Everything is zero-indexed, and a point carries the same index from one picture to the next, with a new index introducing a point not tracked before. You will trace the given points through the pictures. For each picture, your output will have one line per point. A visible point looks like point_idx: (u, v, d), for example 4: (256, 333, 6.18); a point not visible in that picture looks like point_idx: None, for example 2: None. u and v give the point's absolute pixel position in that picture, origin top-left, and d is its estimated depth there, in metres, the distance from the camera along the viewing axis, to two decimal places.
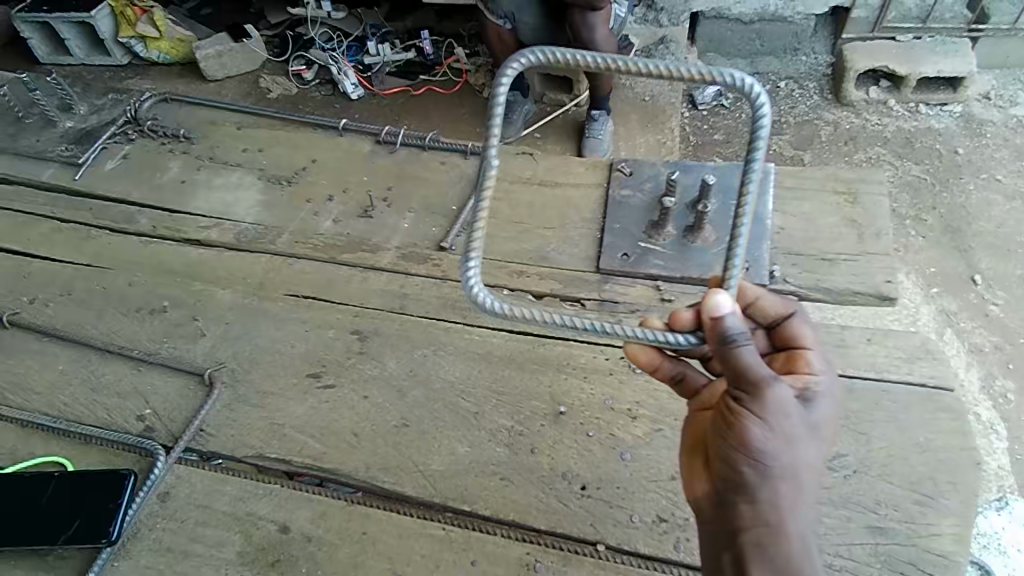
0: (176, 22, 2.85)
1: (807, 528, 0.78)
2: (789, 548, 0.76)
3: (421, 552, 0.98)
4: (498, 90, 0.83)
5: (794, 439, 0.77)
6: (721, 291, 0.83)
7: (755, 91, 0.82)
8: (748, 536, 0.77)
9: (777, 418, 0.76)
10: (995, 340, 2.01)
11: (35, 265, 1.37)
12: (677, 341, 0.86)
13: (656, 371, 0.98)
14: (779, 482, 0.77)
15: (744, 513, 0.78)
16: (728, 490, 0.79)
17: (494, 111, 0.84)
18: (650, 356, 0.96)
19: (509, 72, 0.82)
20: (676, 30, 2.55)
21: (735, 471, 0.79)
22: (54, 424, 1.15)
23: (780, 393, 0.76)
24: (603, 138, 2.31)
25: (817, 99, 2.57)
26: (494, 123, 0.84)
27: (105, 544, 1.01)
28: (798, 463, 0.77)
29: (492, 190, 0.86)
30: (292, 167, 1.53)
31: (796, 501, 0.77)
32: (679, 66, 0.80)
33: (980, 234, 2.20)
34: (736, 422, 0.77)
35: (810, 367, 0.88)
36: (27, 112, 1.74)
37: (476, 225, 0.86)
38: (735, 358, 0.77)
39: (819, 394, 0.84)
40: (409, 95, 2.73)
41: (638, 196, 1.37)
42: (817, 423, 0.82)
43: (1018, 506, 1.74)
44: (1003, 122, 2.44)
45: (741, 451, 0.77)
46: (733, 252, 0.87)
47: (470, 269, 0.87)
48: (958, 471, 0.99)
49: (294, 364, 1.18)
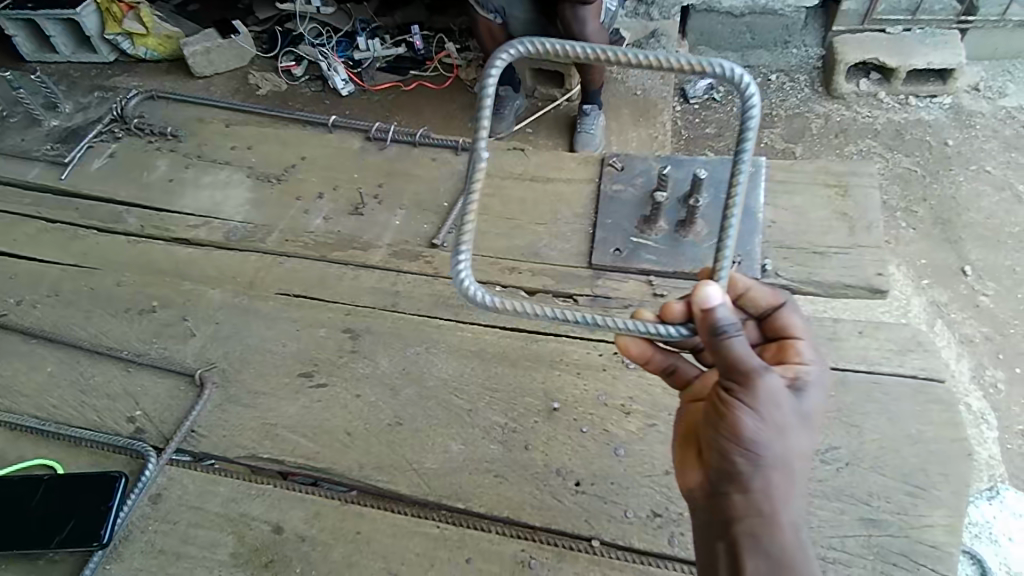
0: (163, 19, 2.83)
1: (799, 516, 0.78)
2: (782, 538, 0.76)
3: (414, 551, 0.98)
4: (487, 82, 0.83)
5: (785, 429, 0.77)
6: (711, 281, 0.82)
7: (744, 82, 0.82)
8: (742, 526, 0.77)
9: (769, 408, 0.76)
10: (985, 330, 2.02)
11: (22, 266, 1.36)
12: (668, 333, 0.86)
13: (648, 364, 0.97)
14: (772, 472, 0.77)
15: (738, 502, 0.78)
16: (720, 480, 0.79)
17: (484, 100, 0.83)
18: (641, 347, 0.96)
19: (498, 63, 0.82)
20: (667, 24, 2.55)
21: (726, 460, 0.78)
22: (42, 426, 1.14)
23: (772, 383, 0.76)
24: (595, 133, 2.30)
25: (808, 92, 2.57)
26: (484, 114, 0.83)
27: (96, 547, 1.01)
28: (789, 453, 0.77)
29: (481, 183, 0.86)
30: (281, 164, 1.52)
31: (789, 490, 0.77)
32: (668, 55, 0.81)
33: (971, 225, 2.21)
34: (728, 413, 0.77)
35: (800, 357, 0.88)
36: (11, 111, 1.71)
37: (466, 219, 0.86)
38: (727, 349, 0.76)
39: (810, 383, 0.84)
40: (400, 91, 2.72)
41: (630, 190, 1.37)
42: (809, 412, 0.81)
43: (1010, 495, 1.75)
44: (992, 114, 2.45)
45: (732, 441, 0.77)
46: (724, 244, 0.87)
47: (461, 263, 0.87)
48: (950, 462, 0.99)
49: (286, 363, 1.18)
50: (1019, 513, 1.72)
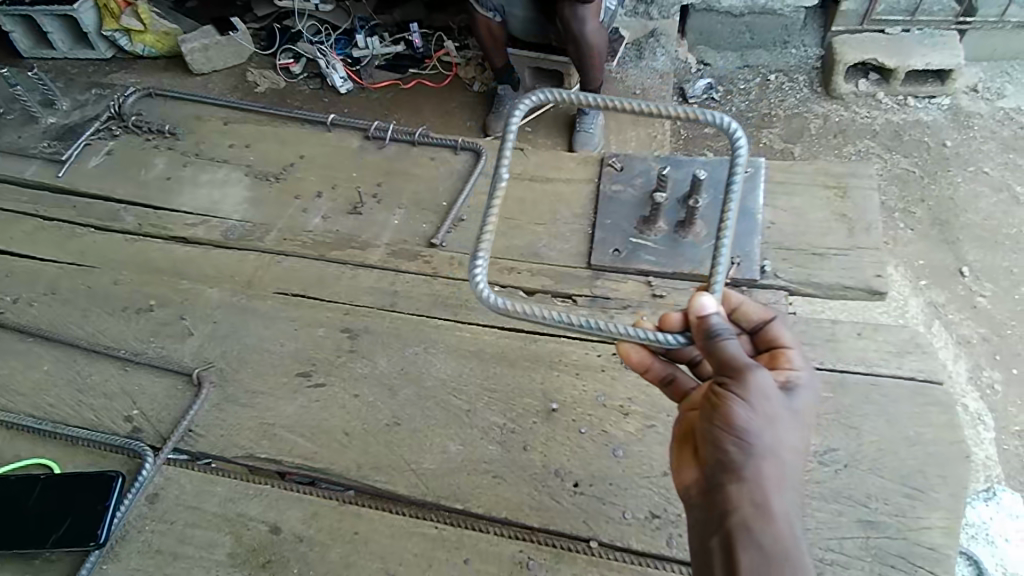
0: (162, 15, 2.82)
1: (792, 511, 0.75)
2: (775, 529, 0.73)
3: (413, 552, 0.98)
4: (512, 120, 0.97)
5: (776, 421, 0.77)
6: (707, 293, 0.88)
7: (731, 128, 0.95)
8: (736, 518, 0.75)
9: (759, 399, 0.77)
10: (982, 331, 2.02)
11: (19, 264, 1.35)
12: (666, 340, 0.87)
13: (647, 373, 0.97)
14: (764, 461, 0.76)
15: (731, 494, 0.76)
16: (715, 473, 0.78)
17: (507, 136, 0.97)
18: (641, 354, 0.96)
19: (522, 106, 0.96)
20: (667, 23, 2.59)
21: (721, 451, 0.78)
22: (39, 425, 1.13)
23: (762, 377, 0.78)
24: (594, 132, 2.31)
25: (807, 92, 2.56)
26: (507, 146, 0.96)
27: (93, 547, 1.00)
28: (780, 445, 0.77)
29: (501, 199, 0.94)
30: (280, 162, 1.52)
31: (781, 483, 0.76)
32: (663, 105, 0.96)
33: (969, 226, 2.21)
34: (721, 403, 0.78)
35: (791, 363, 0.88)
36: (8, 108, 1.69)
37: (487, 227, 0.92)
38: (720, 349, 0.81)
39: (800, 386, 0.84)
40: (398, 90, 2.71)
41: (629, 190, 1.37)
42: (800, 411, 0.81)
43: (1006, 497, 1.76)
44: (990, 115, 2.45)
45: (726, 430, 0.77)
46: (718, 258, 0.93)
47: (477, 267, 0.90)
48: (949, 464, 0.99)
49: (284, 363, 1.17)
50: (1014, 514, 1.72)
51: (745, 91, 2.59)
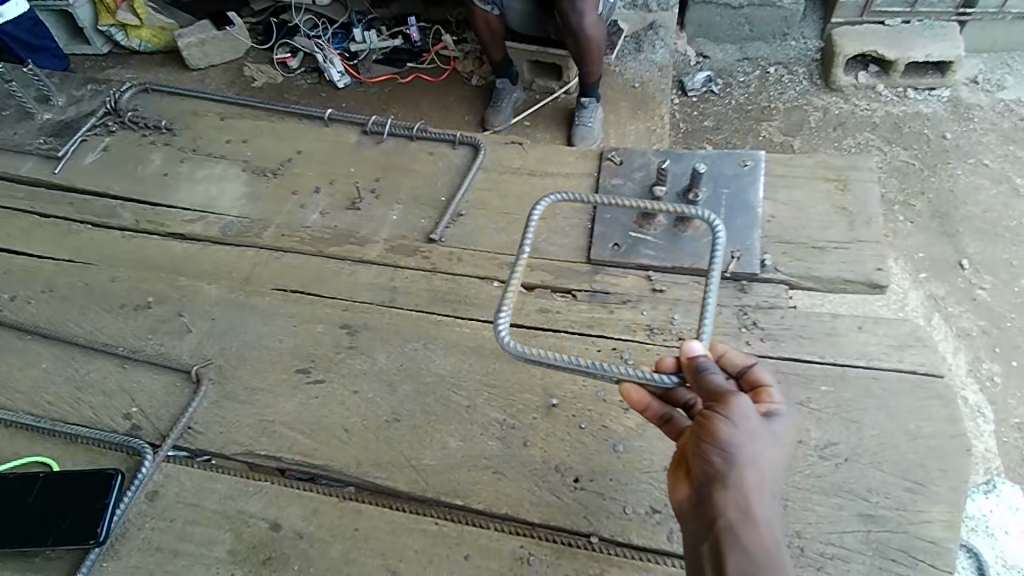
0: (158, 10, 2.81)
1: (776, 517, 0.75)
2: (760, 535, 0.73)
3: (413, 548, 0.97)
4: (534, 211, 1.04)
5: (758, 436, 0.78)
6: (698, 339, 0.89)
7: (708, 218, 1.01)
8: (722, 525, 0.74)
9: (741, 418, 0.78)
10: (982, 324, 2.02)
11: (16, 261, 1.35)
12: (662, 380, 0.89)
13: (646, 412, 0.93)
14: (748, 472, 0.76)
15: (718, 502, 0.75)
16: (702, 484, 0.77)
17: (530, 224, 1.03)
18: (641, 394, 0.92)
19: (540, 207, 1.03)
20: (666, 15, 2.55)
21: (707, 464, 0.77)
22: (37, 423, 1.13)
23: (745, 400, 0.79)
24: (593, 126, 2.30)
25: (807, 84, 2.56)
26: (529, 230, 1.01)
27: (93, 545, 1.00)
28: (761, 457, 0.77)
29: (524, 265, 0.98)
30: (277, 158, 1.51)
31: (765, 493, 0.75)
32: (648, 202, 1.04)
33: (968, 218, 2.21)
34: (706, 422, 0.78)
35: (772, 398, 0.85)
36: (4, 103, 1.68)
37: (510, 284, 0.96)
38: (706, 380, 0.82)
39: (781, 411, 0.83)
40: (396, 83, 2.70)
41: (629, 185, 1.36)
42: (784, 433, 0.81)
43: (1006, 489, 1.75)
44: (990, 106, 2.44)
45: (711, 444, 0.77)
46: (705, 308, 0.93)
47: (500, 317, 0.92)
48: (949, 458, 0.99)
49: (283, 359, 1.17)
50: (1015, 506, 1.72)
51: (745, 84, 2.58)
